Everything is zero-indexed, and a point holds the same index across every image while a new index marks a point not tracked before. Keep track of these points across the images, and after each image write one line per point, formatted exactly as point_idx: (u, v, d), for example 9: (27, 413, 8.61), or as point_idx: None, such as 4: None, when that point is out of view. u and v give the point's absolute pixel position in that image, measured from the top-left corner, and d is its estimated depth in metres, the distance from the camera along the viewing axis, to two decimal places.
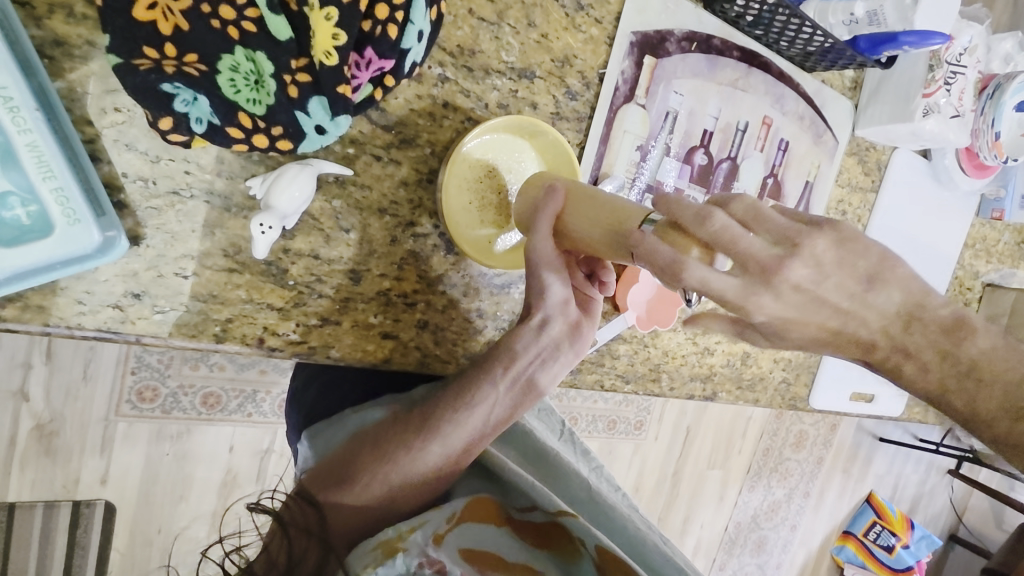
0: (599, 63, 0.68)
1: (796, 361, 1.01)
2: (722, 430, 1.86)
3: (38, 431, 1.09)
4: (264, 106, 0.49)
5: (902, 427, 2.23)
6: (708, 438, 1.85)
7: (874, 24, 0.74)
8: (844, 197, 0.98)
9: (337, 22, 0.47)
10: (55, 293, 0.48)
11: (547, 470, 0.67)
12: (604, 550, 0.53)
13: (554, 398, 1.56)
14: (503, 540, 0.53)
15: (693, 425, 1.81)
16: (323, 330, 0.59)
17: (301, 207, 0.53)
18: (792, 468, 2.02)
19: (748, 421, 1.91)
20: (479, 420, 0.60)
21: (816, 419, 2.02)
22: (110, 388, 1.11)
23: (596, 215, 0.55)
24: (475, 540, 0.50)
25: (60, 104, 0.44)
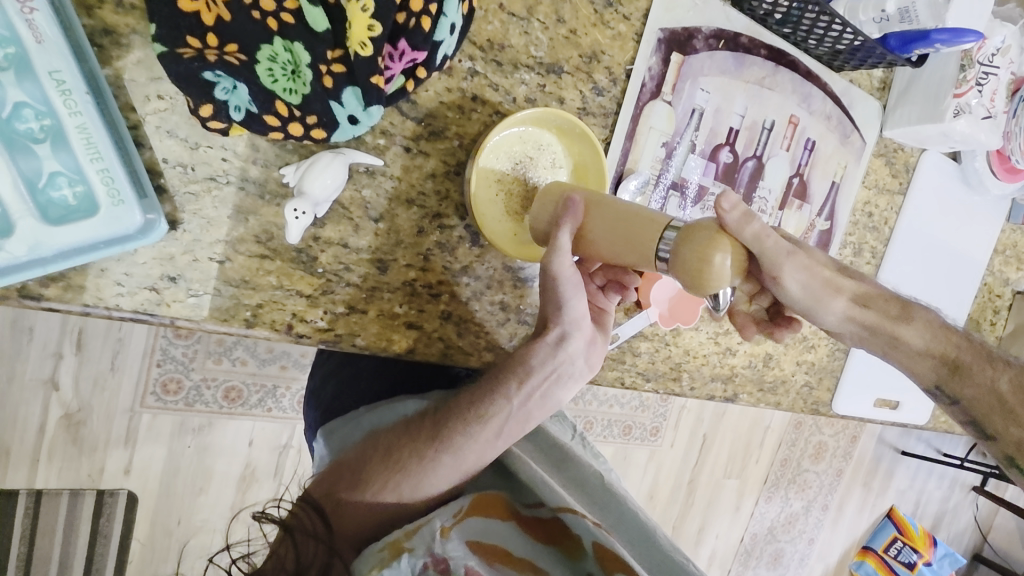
0: (626, 59, 0.68)
1: (819, 364, 1.00)
2: (740, 438, 1.84)
3: (66, 420, 1.11)
4: (299, 95, 0.50)
5: (925, 441, 2.19)
6: (725, 446, 1.83)
7: (906, 21, 0.72)
8: (870, 199, 0.97)
9: (372, 13, 0.48)
10: (97, 274, 0.49)
11: (558, 458, 0.67)
12: (601, 547, 0.53)
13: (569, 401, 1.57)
14: (513, 537, 0.53)
15: (710, 433, 1.79)
16: (350, 318, 0.60)
17: (333, 194, 0.54)
18: (811, 479, 1.99)
19: (765, 431, 1.88)
20: (493, 429, 0.57)
21: (837, 429, 1.99)
22: (136, 378, 1.14)
23: (620, 221, 0.54)
24: (484, 534, 0.51)
25: (107, 90, 0.46)
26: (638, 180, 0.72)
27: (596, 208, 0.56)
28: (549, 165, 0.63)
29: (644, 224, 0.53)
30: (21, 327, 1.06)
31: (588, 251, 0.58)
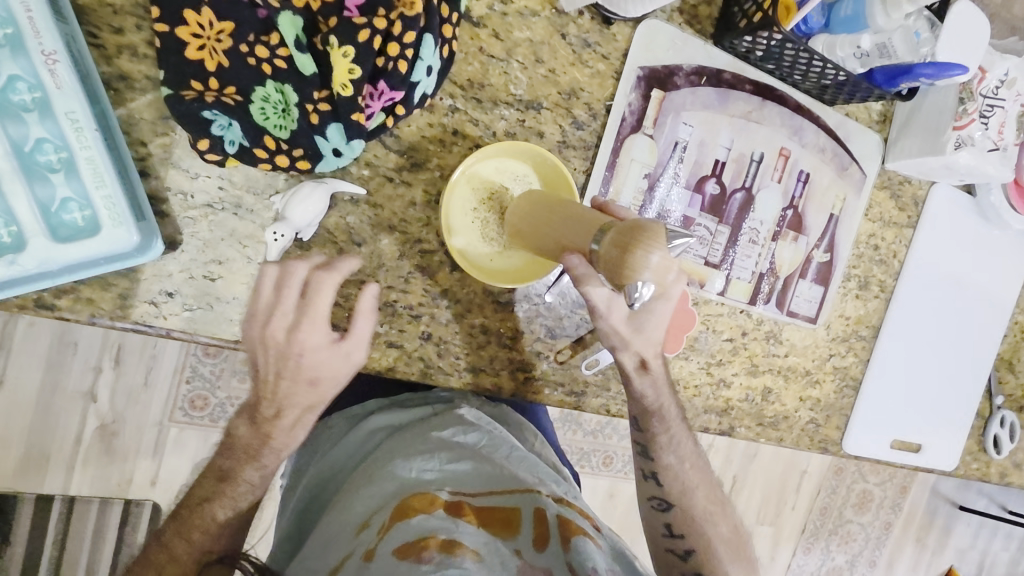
0: (606, 96, 0.72)
1: (825, 401, 0.97)
2: (773, 482, 1.76)
3: (101, 430, 1.20)
4: (288, 131, 0.56)
5: (988, 497, 2.03)
6: (756, 489, 1.75)
7: (885, 57, 0.68)
8: (875, 232, 0.95)
9: (353, 58, 0.54)
10: (103, 290, 0.55)
11: (489, 468, 0.67)
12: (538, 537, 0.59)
13: (589, 432, 1.56)
14: (441, 522, 0.56)
15: (739, 475, 1.73)
16: (333, 335, 0.65)
17: (314, 221, 0.59)
18: (855, 531, 1.87)
19: (802, 475, 1.79)
20: (398, 471, 0.64)
21: (884, 478, 1.87)
22: (166, 394, 1.22)
23: (574, 218, 0.55)
24: (411, 529, 0.55)
25: (117, 126, 0.52)
26: None
27: (556, 205, 0.58)
28: (524, 194, 0.66)
29: (583, 226, 0.53)
30: (67, 341, 1.17)
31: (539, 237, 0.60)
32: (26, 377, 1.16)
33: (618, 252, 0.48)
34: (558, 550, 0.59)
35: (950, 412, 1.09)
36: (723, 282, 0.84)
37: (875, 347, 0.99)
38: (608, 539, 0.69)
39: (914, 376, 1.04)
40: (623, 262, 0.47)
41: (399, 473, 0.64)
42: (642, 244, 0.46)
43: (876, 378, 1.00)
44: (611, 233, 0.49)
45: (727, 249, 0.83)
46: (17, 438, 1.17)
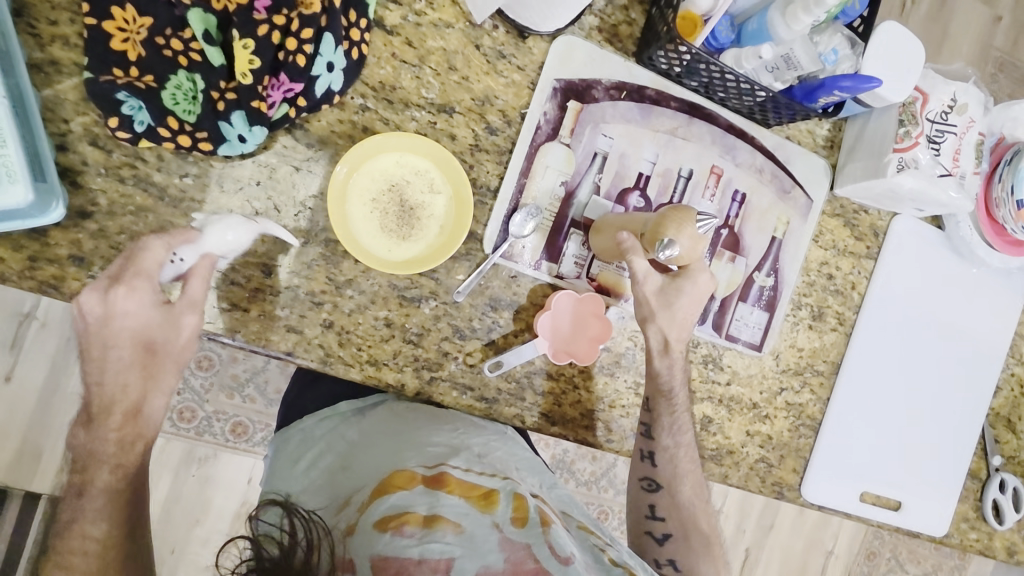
0: (521, 104, 0.74)
1: (779, 440, 0.90)
2: (792, 562, 1.59)
3: None
4: (195, 115, 0.62)
5: None
6: (772, 567, 1.58)
7: (791, 68, 0.70)
8: (830, 260, 0.91)
9: (252, 50, 0.60)
10: (13, 250, 0.59)
11: (464, 451, 0.67)
12: (516, 516, 0.59)
13: (582, 483, 1.48)
14: (421, 496, 0.58)
15: (753, 548, 1.56)
16: (232, 315, 0.67)
17: (230, 248, 0.64)
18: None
19: (827, 557, 1.61)
20: (382, 458, 0.64)
21: (924, 568, 1.68)
22: None
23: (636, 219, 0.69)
24: (389, 504, 0.57)
25: (29, 97, 0.57)
26: (526, 214, 0.74)
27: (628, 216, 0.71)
28: (425, 189, 0.68)
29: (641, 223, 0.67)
30: (71, 344, 1.21)
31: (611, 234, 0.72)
32: (32, 375, 1.19)
33: (670, 218, 0.60)
34: (539, 531, 0.58)
35: (941, 468, 0.99)
36: None
37: (835, 386, 0.92)
38: (581, 533, 0.65)
39: (891, 420, 0.95)
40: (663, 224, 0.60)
41: (378, 453, 0.65)
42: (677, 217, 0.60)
43: (840, 419, 0.92)
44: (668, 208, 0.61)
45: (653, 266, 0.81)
46: (16, 432, 1.19)
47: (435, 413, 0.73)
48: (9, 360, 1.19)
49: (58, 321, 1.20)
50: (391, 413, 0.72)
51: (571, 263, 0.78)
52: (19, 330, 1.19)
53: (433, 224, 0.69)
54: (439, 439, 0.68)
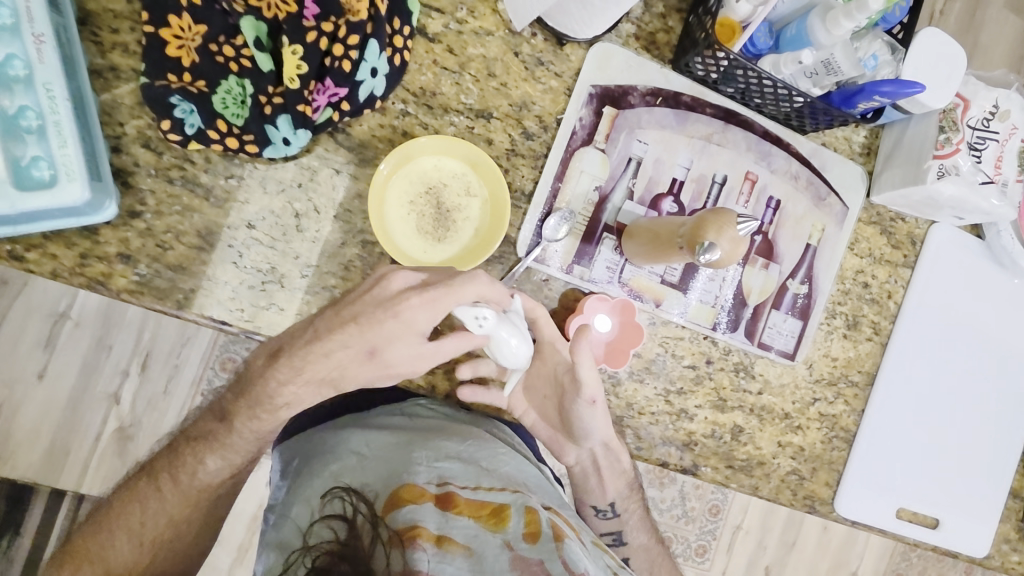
0: (557, 110, 0.76)
1: (811, 451, 0.88)
2: None
3: (119, 432, 1.08)
4: (243, 119, 0.64)
5: None
6: None
7: (832, 73, 0.69)
8: (865, 269, 0.89)
9: (301, 56, 0.62)
10: (66, 247, 0.62)
11: (473, 463, 0.65)
12: (529, 533, 0.54)
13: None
14: (431, 513, 0.55)
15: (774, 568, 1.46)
16: (271, 314, 0.68)
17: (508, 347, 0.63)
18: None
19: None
20: (391, 475, 0.62)
21: None
22: (182, 405, 1.10)
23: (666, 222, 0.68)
24: (401, 519, 0.54)
25: (90, 102, 0.61)
26: (560, 218, 0.75)
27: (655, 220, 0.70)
28: (462, 191, 0.69)
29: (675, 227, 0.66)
30: (104, 342, 1.07)
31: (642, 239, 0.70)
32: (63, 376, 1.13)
33: (714, 219, 0.60)
34: (552, 547, 0.52)
35: (979, 487, 0.95)
36: (684, 305, 0.81)
37: (871, 397, 0.90)
38: (597, 552, 0.60)
39: (930, 434, 0.93)
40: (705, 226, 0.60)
41: (388, 467, 0.63)
42: (717, 219, 0.60)
43: (874, 432, 0.90)
44: (710, 211, 0.60)
45: (686, 274, 0.80)
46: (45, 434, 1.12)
47: (445, 425, 0.71)
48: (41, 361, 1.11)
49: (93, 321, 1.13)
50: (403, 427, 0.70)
51: (604, 268, 0.77)
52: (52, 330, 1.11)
53: (468, 227, 0.69)
54: (451, 452, 0.66)
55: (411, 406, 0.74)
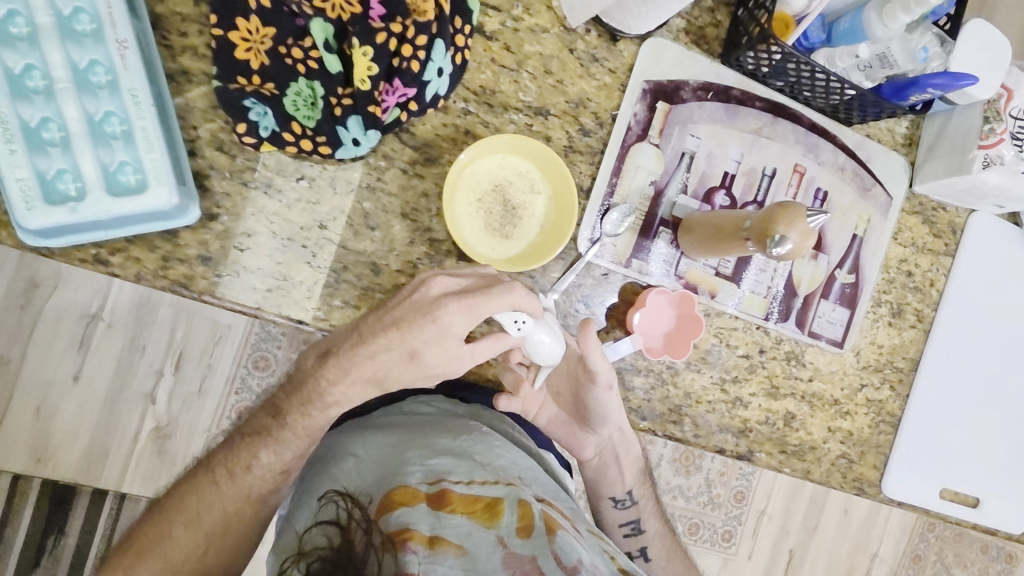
0: (612, 106, 0.76)
1: (860, 436, 0.90)
2: (835, 567, 1.54)
3: (156, 431, 1.19)
4: (314, 121, 0.64)
5: None
6: (816, 570, 1.53)
7: (885, 67, 0.72)
8: (909, 257, 0.91)
9: (371, 57, 0.62)
10: (149, 250, 0.64)
11: (463, 455, 0.64)
12: (522, 527, 0.54)
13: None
14: (423, 514, 0.54)
15: (798, 551, 1.51)
16: (344, 311, 0.69)
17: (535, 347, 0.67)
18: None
19: (872, 560, 1.54)
20: (385, 474, 0.61)
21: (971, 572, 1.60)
22: (216, 404, 1.21)
23: (723, 216, 0.68)
24: (392, 521, 0.53)
25: (168, 105, 0.61)
26: (620, 214, 0.76)
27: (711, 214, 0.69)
28: (527, 188, 0.71)
29: (736, 221, 0.66)
30: (137, 345, 1.17)
31: (697, 232, 0.70)
32: (98, 376, 1.16)
33: (785, 213, 0.60)
34: (545, 541, 0.53)
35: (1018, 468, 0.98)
36: (737, 296, 0.83)
37: (915, 383, 0.92)
38: (590, 538, 0.61)
39: (971, 418, 0.94)
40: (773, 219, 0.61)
41: (380, 468, 0.62)
42: (787, 215, 0.61)
43: (919, 415, 0.92)
44: (779, 205, 0.61)
45: (738, 266, 0.82)
46: (83, 430, 1.16)
47: (436, 422, 0.71)
48: (77, 361, 1.15)
49: (124, 321, 1.16)
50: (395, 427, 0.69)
51: (659, 262, 0.79)
52: (87, 330, 1.14)
53: (534, 223, 0.71)
54: (442, 447, 0.64)
55: (411, 403, 0.74)
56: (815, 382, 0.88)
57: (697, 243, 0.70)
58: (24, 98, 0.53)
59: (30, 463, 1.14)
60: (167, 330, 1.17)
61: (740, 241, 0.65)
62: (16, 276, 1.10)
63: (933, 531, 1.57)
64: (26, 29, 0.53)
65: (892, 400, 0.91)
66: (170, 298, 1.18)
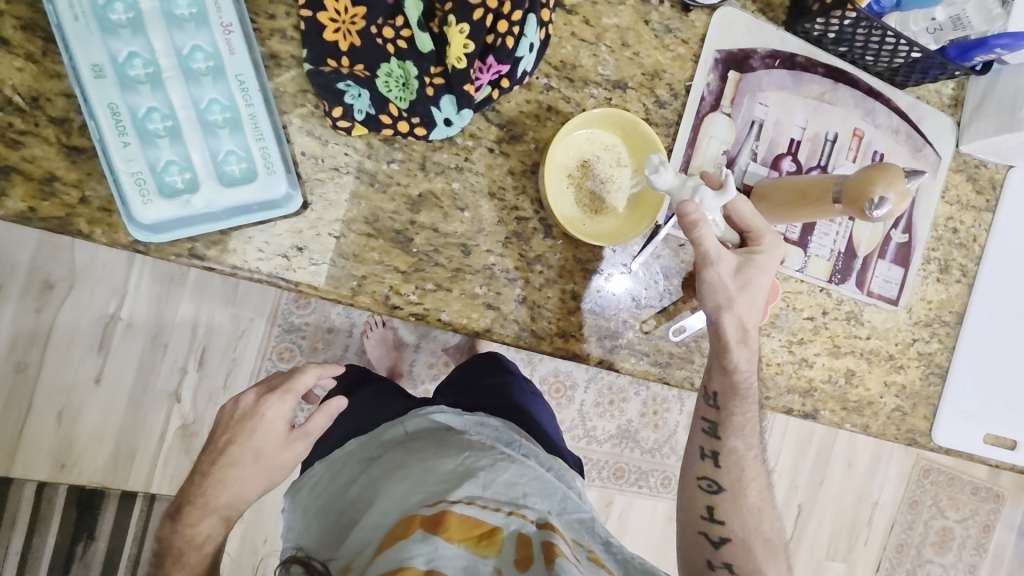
0: (686, 77, 0.77)
1: (911, 388, 0.95)
2: (843, 517, 1.61)
3: (184, 429, 1.15)
4: (407, 101, 0.63)
5: None
6: (825, 521, 1.60)
7: (959, 28, 0.76)
8: (954, 215, 0.94)
9: (467, 35, 0.61)
10: (245, 242, 0.62)
11: (469, 471, 0.61)
12: (519, 561, 0.53)
13: (646, 452, 1.44)
14: (421, 545, 0.51)
15: (806, 504, 1.58)
16: (436, 294, 0.69)
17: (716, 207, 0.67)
18: (936, 573, 1.69)
19: (874, 508, 1.62)
20: (398, 493, 0.59)
21: (964, 514, 1.68)
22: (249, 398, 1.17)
23: (807, 180, 0.71)
24: (390, 559, 0.50)
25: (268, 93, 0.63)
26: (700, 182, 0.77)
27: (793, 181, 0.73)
28: (613, 163, 0.73)
29: (821, 187, 0.69)
30: (157, 343, 1.12)
31: (778, 197, 0.73)
32: (121, 378, 1.11)
33: (883, 176, 0.64)
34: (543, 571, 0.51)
35: None
36: (803, 261, 0.86)
37: (960, 335, 0.96)
38: (590, 566, 0.58)
39: (1007, 366, 1.00)
40: (869, 184, 0.64)
41: (387, 495, 0.59)
42: (885, 176, 0.64)
43: (964, 364, 0.97)
44: (882, 166, 0.65)
45: (803, 232, 0.85)
46: (108, 434, 1.11)
47: (441, 438, 0.68)
48: (97, 364, 1.10)
49: (144, 321, 1.11)
50: (403, 449, 0.67)
51: None
52: (105, 333, 1.10)
53: (621, 196, 0.74)
54: (447, 467, 0.61)
55: (418, 416, 0.72)
56: (871, 340, 0.91)
57: (781, 205, 0.73)
58: (130, 88, 0.56)
59: (56, 469, 1.09)
60: (189, 329, 1.12)
61: (829, 204, 0.69)
62: (29, 279, 1.06)
63: (928, 479, 1.65)
64: (128, 15, 0.55)
65: (939, 352, 0.96)
66: (192, 295, 1.12)
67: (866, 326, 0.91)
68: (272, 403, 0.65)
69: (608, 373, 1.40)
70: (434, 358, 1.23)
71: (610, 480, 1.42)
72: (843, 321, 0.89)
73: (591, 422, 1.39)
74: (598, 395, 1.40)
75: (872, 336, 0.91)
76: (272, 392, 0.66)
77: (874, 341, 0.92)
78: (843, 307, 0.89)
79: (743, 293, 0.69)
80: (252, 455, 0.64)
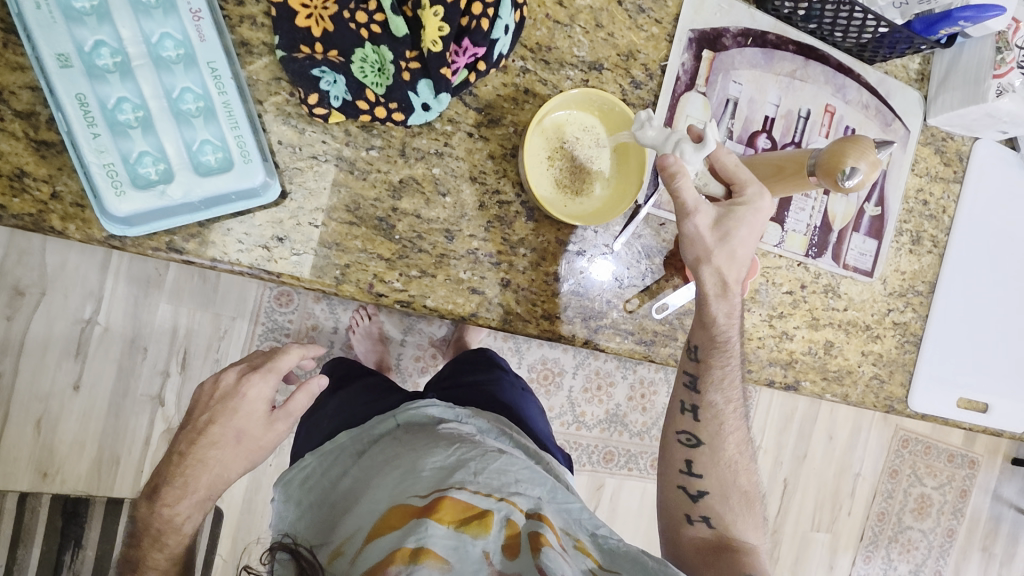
0: (661, 57, 0.77)
1: (888, 356, 0.97)
2: (826, 489, 1.65)
3: (169, 433, 1.13)
4: (384, 87, 0.62)
5: None
6: (809, 493, 1.64)
7: (925, 3, 0.79)
8: (924, 186, 0.97)
9: (442, 17, 0.60)
10: (223, 233, 0.61)
11: (460, 462, 0.60)
12: (506, 547, 0.53)
13: (634, 434, 1.46)
14: (410, 530, 0.51)
15: (791, 479, 1.61)
16: (421, 281, 0.69)
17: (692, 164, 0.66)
18: (916, 539, 1.74)
19: (855, 479, 1.67)
20: (389, 483, 0.59)
21: (941, 481, 1.74)
22: None
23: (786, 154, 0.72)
24: (379, 549, 0.51)
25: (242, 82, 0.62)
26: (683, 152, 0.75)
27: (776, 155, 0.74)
28: (592, 144, 0.74)
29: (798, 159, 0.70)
30: (137, 346, 1.10)
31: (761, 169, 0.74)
32: (101, 383, 1.09)
33: (852, 148, 0.65)
34: (530, 558, 0.52)
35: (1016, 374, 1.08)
36: (780, 236, 0.87)
37: (933, 304, 0.99)
38: (578, 555, 0.58)
39: (978, 332, 1.03)
40: (840, 155, 0.65)
41: (379, 486, 0.59)
42: (858, 147, 0.65)
43: (938, 332, 1.00)
44: (856, 138, 0.66)
45: (781, 208, 0.87)
46: (89, 440, 1.09)
47: (433, 431, 0.67)
48: (75, 369, 1.08)
49: (121, 324, 1.09)
50: (396, 441, 0.67)
51: None
52: (82, 336, 1.08)
53: (601, 176, 0.74)
54: (439, 459, 0.60)
55: (409, 409, 0.71)
56: (848, 312, 0.94)
57: (761, 179, 0.74)
58: (99, 78, 0.55)
59: (37, 478, 1.07)
60: (169, 330, 1.11)
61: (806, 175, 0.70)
62: None
63: (906, 448, 1.71)
64: (93, 4, 0.54)
65: (914, 321, 0.98)
66: (171, 294, 1.11)
67: (843, 298, 0.93)
68: (254, 380, 0.64)
69: (595, 358, 1.41)
70: (420, 350, 1.24)
71: (599, 465, 1.44)
72: (821, 294, 0.91)
73: (578, 408, 1.41)
74: (585, 381, 1.41)
75: (848, 308, 0.94)
76: (253, 370, 0.65)
77: (851, 312, 0.94)
78: (821, 279, 0.91)
79: (724, 245, 0.70)
80: (233, 435, 0.63)
